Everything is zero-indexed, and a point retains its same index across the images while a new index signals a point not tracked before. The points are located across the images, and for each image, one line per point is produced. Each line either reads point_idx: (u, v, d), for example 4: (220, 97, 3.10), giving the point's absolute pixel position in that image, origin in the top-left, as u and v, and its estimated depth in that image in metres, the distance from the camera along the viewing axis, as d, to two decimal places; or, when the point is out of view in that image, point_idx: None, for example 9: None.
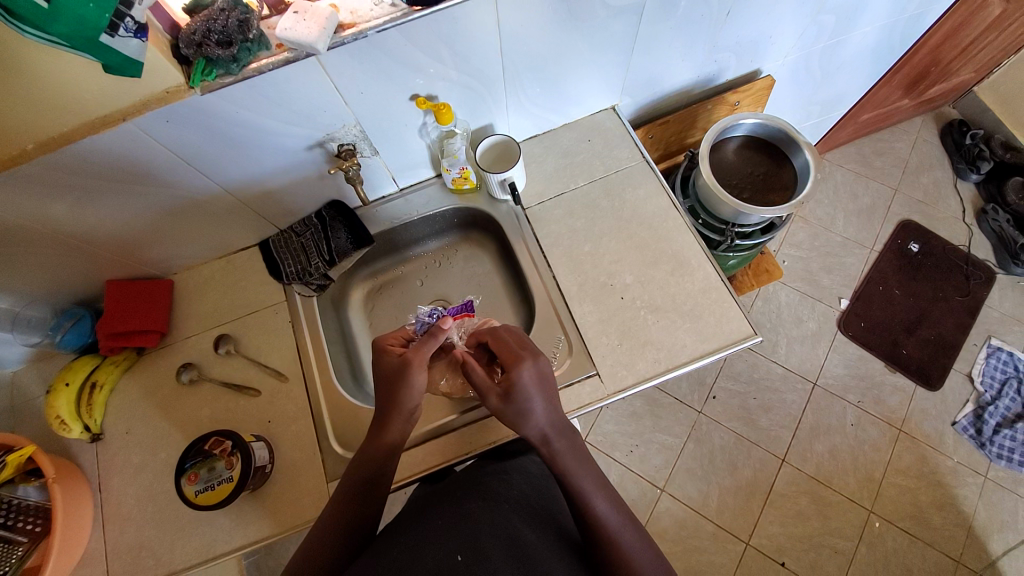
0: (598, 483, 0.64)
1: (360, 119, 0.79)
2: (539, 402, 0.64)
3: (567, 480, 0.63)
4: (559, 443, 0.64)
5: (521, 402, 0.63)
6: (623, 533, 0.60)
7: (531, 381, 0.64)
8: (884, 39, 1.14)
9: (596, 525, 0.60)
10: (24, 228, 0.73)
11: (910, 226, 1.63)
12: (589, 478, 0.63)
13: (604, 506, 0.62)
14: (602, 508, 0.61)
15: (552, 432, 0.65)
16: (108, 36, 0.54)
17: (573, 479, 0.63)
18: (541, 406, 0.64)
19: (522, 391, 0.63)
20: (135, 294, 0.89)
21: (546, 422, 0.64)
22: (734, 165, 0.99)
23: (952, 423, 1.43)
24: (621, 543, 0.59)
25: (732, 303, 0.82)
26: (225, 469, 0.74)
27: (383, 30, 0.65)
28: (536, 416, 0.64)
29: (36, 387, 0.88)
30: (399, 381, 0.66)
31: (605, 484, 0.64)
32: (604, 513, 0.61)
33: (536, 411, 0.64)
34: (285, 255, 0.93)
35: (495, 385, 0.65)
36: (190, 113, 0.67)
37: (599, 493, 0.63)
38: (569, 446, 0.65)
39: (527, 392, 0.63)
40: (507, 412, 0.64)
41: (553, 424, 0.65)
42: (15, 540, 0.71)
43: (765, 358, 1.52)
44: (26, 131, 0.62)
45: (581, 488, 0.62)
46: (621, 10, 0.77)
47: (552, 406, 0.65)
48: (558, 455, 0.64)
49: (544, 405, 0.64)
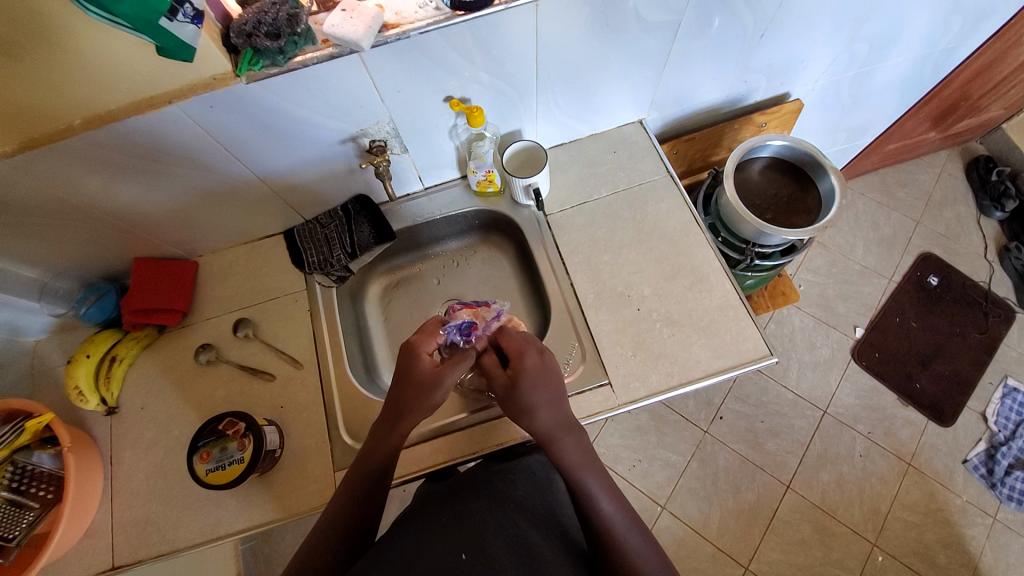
0: (605, 485, 0.64)
1: (394, 117, 0.81)
2: (542, 395, 0.64)
3: (574, 480, 0.63)
4: (568, 443, 0.65)
5: (525, 391, 0.64)
6: (630, 535, 0.60)
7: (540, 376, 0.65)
8: (915, 71, 1.14)
9: (602, 526, 0.60)
10: (61, 199, 0.75)
11: (930, 258, 1.61)
12: (595, 480, 0.63)
13: (611, 506, 0.62)
14: (608, 508, 0.61)
15: (560, 431, 0.65)
16: (167, 19, 0.56)
17: (580, 480, 0.63)
18: (541, 398, 0.64)
19: (529, 382, 0.64)
20: (160, 272, 0.91)
21: (550, 419, 0.65)
22: (759, 186, 1.00)
23: (963, 462, 1.40)
24: (627, 544, 0.59)
25: (749, 322, 0.82)
26: (236, 450, 0.75)
27: (425, 32, 0.67)
28: (537, 409, 0.64)
29: (57, 358, 0.90)
30: (419, 380, 0.66)
31: (612, 485, 0.64)
32: (610, 514, 0.61)
33: (540, 403, 0.64)
34: (309, 245, 0.95)
35: (500, 373, 0.66)
36: (234, 101, 0.69)
37: (607, 494, 0.63)
38: (578, 448, 0.65)
39: (531, 383, 0.64)
40: (510, 403, 0.65)
41: (559, 422, 0.65)
42: (26, 505, 0.72)
43: (775, 382, 1.51)
44: (74, 107, 0.64)
45: (588, 488, 0.62)
46: (656, 25, 0.78)
47: (554, 404, 0.65)
48: (567, 458, 0.64)
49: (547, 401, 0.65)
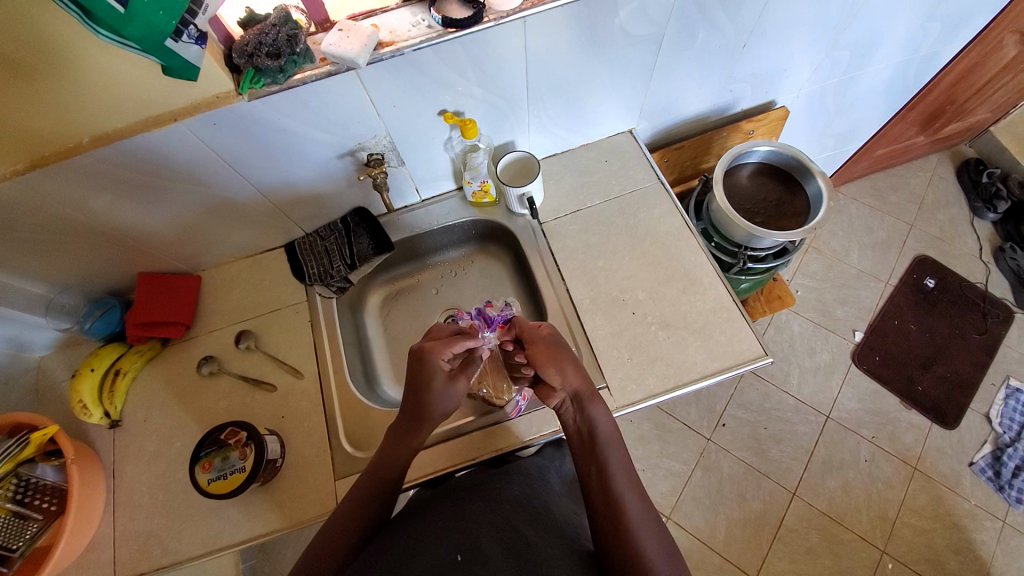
0: (622, 450, 0.67)
1: (391, 131, 0.83)
2: (568, 351, 0.73)
3: (595, 451, 0.66)
4: (596, 406, 0.69)
5: (558, 342, 0.73)
6: (633, 501, 0.61)
7: (552, 338, 0.74)
8: (898, 76, 1.16)
9: (612, 501, 0.61)
10: (68, 219, 0.78)
11: (925, 261, 1.62)
12: (618, 456, 0.66)
13: (626, 479, 0.63)
14: (620, 482, 0.63)
15: (592, 393, 0.70)
16: (172, 41, 0.59)
17: (599, 454, 0.65)
18: (569, 353, 0.72)
19: (558, 337, 0.74)
20: (165, 286, 0.93)
21: (581, 380, 0.70)
22: (748, 191, 1.02)
23: (969, 464, 1.38)
24: (627, 511, 0.60)
25: (742, 323, 0.83)
26: (238, 459, 0.76)
27: (418, 49, 0.70)
28: (570, 365, 0.71)
29: (62, 372, 0.92)
30: (436, 377, 0.68)
31: (628, 459, 0.66)
32: (621, 485, 0.63)
33: (570, 360, 0.71)
34: (310, 257, 0.97)
35: (536, 330, 0.74)
36: (236, 119, 0.72)
37: (618, 467, 0.65)
38: (603, 412, 0.69)
39: (559, 338, 0.74)
40: (548, 352, 0.71)
41: (588, 384, 0.70)
42: (29, 517, 0.72)
43: (776, 387, 1.50)
44: (82, 126, 0.67)
45: (608, 451, 0.66)
46: (640, 38, 0.81)
47: (577, 363, 0.71)
48: (595, 418, 0.68)
49: (564, 359, 0.71)
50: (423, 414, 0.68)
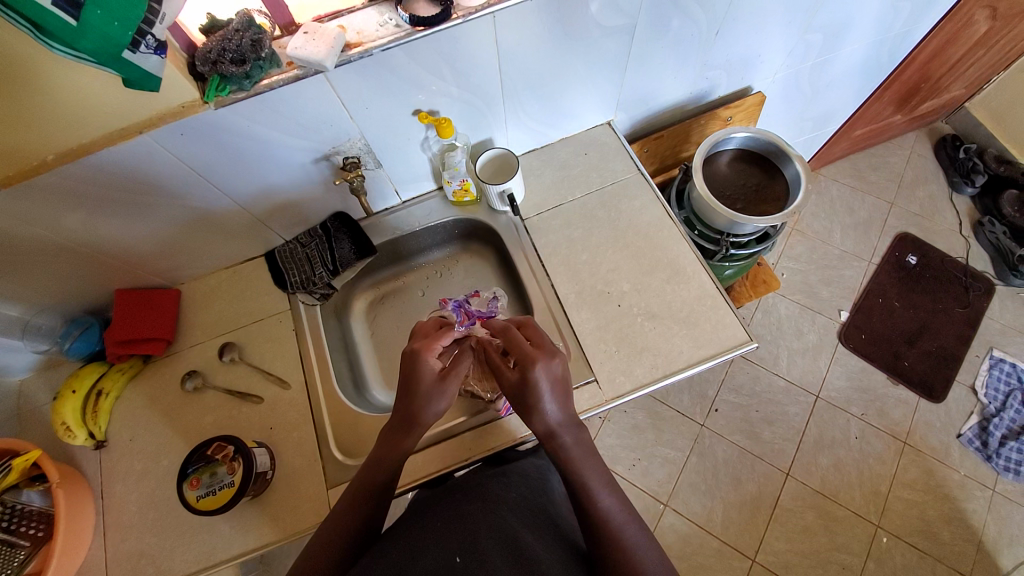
0: (603, 476, 0.65)
1: (364, 133, 0.82)
2: (555, 400, 0.65)
3: (574, 473, 0.64)
4: (569, 438, 0.65)
5: (536, 397, 0.64)
6: (626, 523, 0.60)
7: (526, 385, 0.64)
8: (872, 57, 1.17)
9: (601, 521, 0.60)
10: (39, 238, 0.76)
11: (907, 239, 1.65)
12: (598, 479, 0.64)
13: (610, 499, 0.63)
14: (606, 501, 0.62)
15: (562, 426, 0.66)
16: (130, 52, 0.57)
17: (577, 472, 0.64)
18: (553, 404, 0.65)
19: (538, 385, 0.64)
20: (143, 302, 0.91)
21: (558, 418, 0.65)
22: (727, 177, 1.02)
23: (957, 436, 1.41)
24: (627, 538, 0.59)
25: (727, 310, 0.83)
26: (227, 474, 0.75)
27: (387, 49, 0.69)
28: (548, 411, 0.65)
29: (43, 396, 0.90)
30: (424, 379, 0.67)
31: (610, 479, 0.65)
32: (609, 507, 0.62)
33: (550, 406, 0.65)
34: (290, 266, 0.95)
35: (509, 375, 0.66)
36: (204, 127, 0.70)
37: (603, 487, 0.63)
38: (578, 441, 0.66)
39: (543, 390, 0.64)
40: (518, 404, 0.65)
41: (565, 421, 0.66)
42: (17, 545, 0.70)
43: (766, 370, 1.52)
44: (46, 143, 0.65)
45: (586, 480, 0.63)
46: (614, 29, 0.80)
47: (562, 396, 0.66)
48: (569, 450, 0.65)
49: (530, 407, 0.64)
50: (412, 418, 0.67)
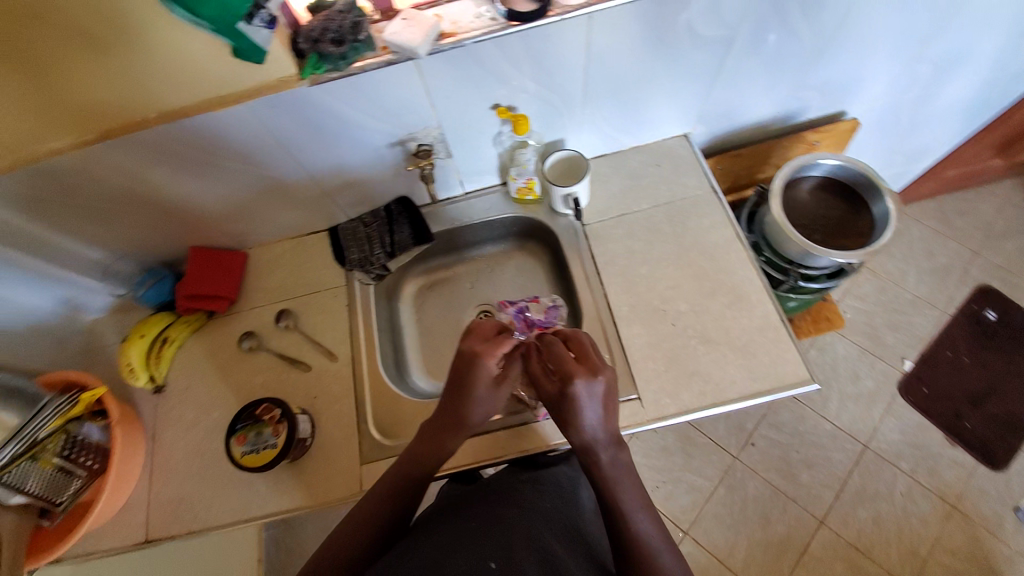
0: (642, 499, 0.63)
1: (442, 124, 0.83)
2: (596, 415, 0.63)
3: (613, 492, 0.62)
4: (609, 455, 0.63)
5: (577, 412, 0.62)
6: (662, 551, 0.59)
7: (565, 399, 0.62)
8: (983, 93, 1.08)
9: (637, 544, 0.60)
10: (130, 189, 0.81)
11: (989, 292, 1.52)
12: (636, 500, 0.62)
13: (648, 526, 0.61)
14: (643, 525, 0.61)
15: (600, 442, 0.63)
16: (245, 23, 0.61)
17: (614, 490, 0.62)
18: (593, 417, 0.63)
19: (578, 402, 0.62)
20: (212, 261, 0.96)
21: (597, 434, 0.63)
22: (808, 206, 0.97)
23: (1016, 509, 1.29)
24: (662, 564, 0.58)
25: (789, 345, 0.79)
26: (271, 435, 0.78)
27: (479, 41, 0.69)
28: (589, 424, 0.63)
29: (111, 336, 0.95)
30: (475, 384, 0.66)
31: (649, 501, 0.63)
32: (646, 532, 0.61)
33: (590, 421, 0.63)
34: (351, 243, 0.97)
35: (550, 384, 0.65)
36: (296, 102, 0.72)
37: (641, 509, 0.62)
38: (621, 460, 0.64)
39: (582, 403, 0.62)
40: (556, 413, 0.65)
41: (607, 438, 0.64)
42: (74, 473, 0.75)
43: (813, 411, 1.44)
44: (151, 102, 0.69)
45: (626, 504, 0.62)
46: (709, 40, 0.77)
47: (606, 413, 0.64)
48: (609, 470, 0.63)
49: (568, 421, 0.63)
50: (459, 418, 0.67)
